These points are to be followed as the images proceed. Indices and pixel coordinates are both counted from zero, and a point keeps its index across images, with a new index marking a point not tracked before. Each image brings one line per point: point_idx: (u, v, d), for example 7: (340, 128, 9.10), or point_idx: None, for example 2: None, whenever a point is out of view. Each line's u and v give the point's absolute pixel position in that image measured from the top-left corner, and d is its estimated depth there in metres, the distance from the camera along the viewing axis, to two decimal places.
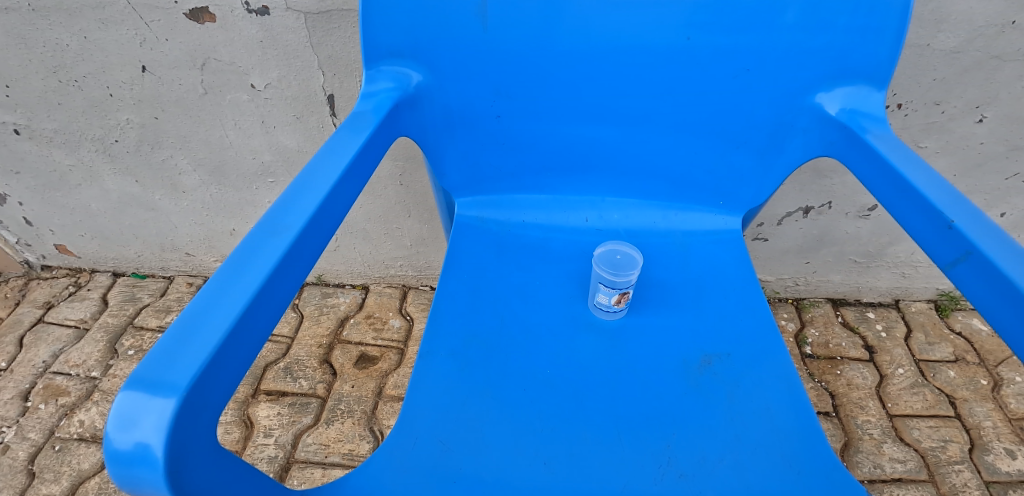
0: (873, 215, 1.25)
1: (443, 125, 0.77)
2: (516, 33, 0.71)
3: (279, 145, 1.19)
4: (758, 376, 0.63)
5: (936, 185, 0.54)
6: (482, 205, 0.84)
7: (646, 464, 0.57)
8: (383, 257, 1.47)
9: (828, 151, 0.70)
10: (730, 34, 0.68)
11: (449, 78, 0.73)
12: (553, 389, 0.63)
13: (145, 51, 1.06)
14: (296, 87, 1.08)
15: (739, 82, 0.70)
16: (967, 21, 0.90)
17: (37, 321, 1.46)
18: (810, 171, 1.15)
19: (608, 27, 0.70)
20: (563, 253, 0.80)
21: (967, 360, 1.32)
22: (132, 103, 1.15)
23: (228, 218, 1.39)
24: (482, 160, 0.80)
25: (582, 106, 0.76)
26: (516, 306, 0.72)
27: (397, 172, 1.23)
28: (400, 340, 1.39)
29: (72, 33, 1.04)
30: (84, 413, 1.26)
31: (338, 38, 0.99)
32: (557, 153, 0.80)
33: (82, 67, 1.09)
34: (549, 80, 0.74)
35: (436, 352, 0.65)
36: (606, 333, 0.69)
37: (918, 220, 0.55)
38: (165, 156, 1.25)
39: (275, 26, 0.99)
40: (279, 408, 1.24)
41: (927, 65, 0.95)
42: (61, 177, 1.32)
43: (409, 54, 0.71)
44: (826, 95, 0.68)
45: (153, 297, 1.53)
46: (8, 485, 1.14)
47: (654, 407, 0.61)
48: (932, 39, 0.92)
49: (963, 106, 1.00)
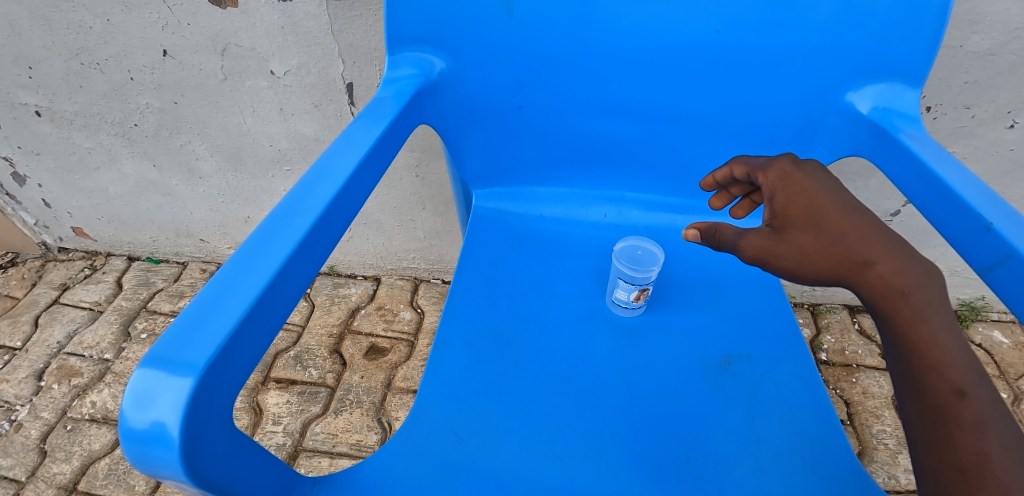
0: (896, 221, 1.22)
1: (464, 114, 0.76)
2: (541, 20, 0.69)
3: (296, 133, 1.19)
4: (780, 378, 0.62)
5: (972, 185, 0.53)
6: (500, 197, 0.84)
7: (662, 464, 0.56)
8: (395, 249, 1.46)
9: (857, 150, 0.68)
10: (761, 30, 0.66)
11: (472, 65, 0.72)
12: (569, 385, 0.62)
13: (167, 35, 1.06)
14: (315, 74, 1.07)
15: (769, 78, 0.69)
16: (1003, 22, 0.87)
17: (53, 302, 1.48)
18: (833, 173, 1.13)
19: (635, 17, 0.68)
20: (581, 248, 0.79)
21: (987, 372, 1.29)
22: (152, 87, 1.15)
23: (243, 205, 1.39)
24: (503, 151, 0.80)
25: (605, 98, 0.75)
26: (532, 299, 0.71)
27: (413, 162, 1.22)
28: (410, 332, 1.39)
29: (96, 15, 1.04)
30: (95, 394, 1.27)
31: (359, 26, 0.98)
32: (576, 146, 0.79)
33: (104, 50, 1.10)
34: (570, 68, 0.73)
35: (450, 343, 0.64)
36: (623, 329, 0.68)
37: (952, 223, 0.53)
38: (183, 141, 1.25)
39: (296, 12, 0.99)
40: (288, 396, 1.25)
41: (959, 67, 0.93)
42: (81, 159, 1.33)
43: (432, 40, 0.70)
44: (857, 93, 0.67)
45: (166, 282, 1.54)
46: (20, 463, 1.16)
47: (671, 406, 0.60)
48: (965, 40, 0.90)
49: (994, 111, 0.98)
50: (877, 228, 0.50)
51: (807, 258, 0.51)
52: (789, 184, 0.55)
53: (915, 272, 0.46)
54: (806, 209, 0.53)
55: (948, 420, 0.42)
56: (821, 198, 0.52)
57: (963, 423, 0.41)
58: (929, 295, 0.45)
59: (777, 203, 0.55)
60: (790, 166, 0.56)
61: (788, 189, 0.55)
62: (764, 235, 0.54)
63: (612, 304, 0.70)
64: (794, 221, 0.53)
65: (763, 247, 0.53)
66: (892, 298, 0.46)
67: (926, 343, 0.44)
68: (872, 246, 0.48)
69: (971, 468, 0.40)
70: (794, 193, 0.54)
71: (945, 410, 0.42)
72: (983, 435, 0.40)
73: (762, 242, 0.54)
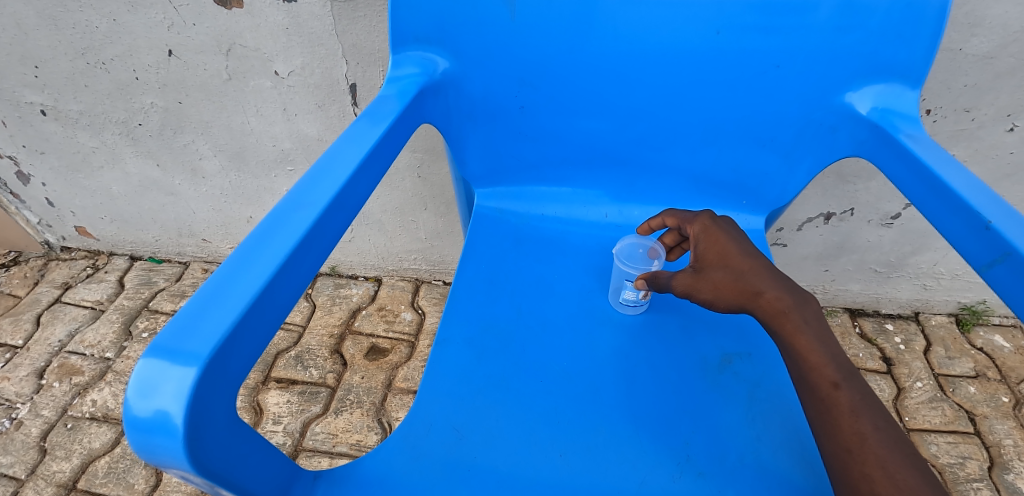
0: (896, 224, 1.22)
1: (467, 113, 0.77)
2: (544, 20, 0.70)
3: (299, 133, 1.19)
4: (780, 377, 0.62)
5: (971, 185, 0.53)
6: (502, 196, 0.84)
7: (662, 462, 0.56)
8: (397, 250, 1.47)
9: (858, 150, 0.68)
10: (762, 30, 0.67)
11: (475, 65, 0.73)
12: (569, 382, 0.62)
13: (173, 35, 1.06)
14: (319, 75, 1.08)
15: (769, 78, 0.69)
16: (1002, 25, 0.88)
17: (54, 301, 1.48)
18: (833, 175, 1.13)
19: (637, 17, 0.69)
20: (582, 248, 0.79)
21: (988, 376, 1.29)
22: (157, 87, 1.16)
23: (246, 205, 1.40)
24: (504, 150, 0.80)
25: (606, 98, 0.75)
26: (533, 297, 0.71)
27: (415, 163, 1.23)
28: (411, 333, 1.39)
29: (102, 15, 1.05)
30: (96, 393, 1.27)
31: (363, 27, 0.99)
32: (578, 146, 0.80)
33: (110, 49, 1.10)
34: (572, 67, 0.73)
35: (452, 340, 0.65)
36: (621, 328, 0.68)
37: (951, 221, 0.53)
38: (187, 140, 1.26)
39: (301, 13, 1.00)
40: (288, 396, 1.25)
41: (959, 70, 0.93)
42: (85, 158, 1.34)
43: (436, 40, 0.70)
44: (856, 94, 0.67)
45: (168, 282, 1.54)
46: (20, 460, 1.16)
47: (671, 403, 0.60)
48: (965, 44, 0.90)
49: (993, 114, 0.98)
50: (771, 268, 0.57)
51: (721, 292, 0.58)
52: (709, 234, 0.62)
53: (797, 298, 0.53)
54: (720, 254, 0.60)
55: (831, 408, 0.47)
56: (730, 245, 0.60)
57: (843, 409, 0.47)
58: (808, 314, 0.52)
59: (700, 249, 0.62)
60: (711, 218, 0.64)
61: (708, 236, 0.62)
62: (688, 276, 0.61)
63: (618, 303, 0.71)
64: (710, 264, 0.60)
65: (687, 284, 0.61)
66: (778, 317, 0.53)
67: (806, 349, 0.50)
68: (765, 279, 0.55)
69: (855, 447, 0.45)
70: (709, 242, 0.62)
71: (826, 401, 0.48)
72: (860, 418, 0.46)
73: (686, 280, 0.61)
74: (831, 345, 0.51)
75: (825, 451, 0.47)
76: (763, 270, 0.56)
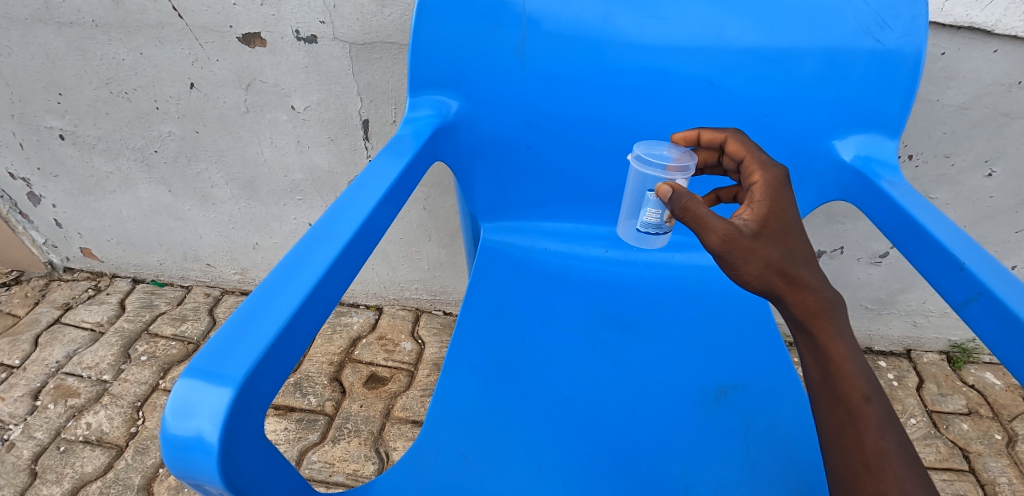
0: (885, 262, 1.27)
1: (477, 151, 0.81)
2: (551, 68, 0.75)
3: (311, 165, 1.24)
4: (774, 408, 0.64)
5: (948, 229, 0.57)
6: (507, 230, 0.88)
7: (661, 490, 0.58)
8: (400, 279, 1.50)
9: (843, 194, 0.73)
10: (752, 82, 0.72)
11: (486, 108, 0.78)
12: (572, 411, 0.64)
13: (195, 69, 1.12)
14: (333, 110, 1.13)
15: (760, 126, 0.74)
16: (976, 79, 0.94)
17: (54, 322, 1.49)
18: (822, 215, 1.19)
19: (637, 67, 0.74)
20: (584, 281, 0.82)
21: (980, 413, 1.31)
22: (175, 116, 1.20)
23: (253, 232, 1.43)
24: (511, 187, 0.85)
25: (608, 140, 0.80)
26: (537, 328, 0.74)
27: (422, 196, 1.27)
28: (411, 362, 1.41)
29: (129, 49, 1.11)
30: (92, 416, 1.27)
31: (378, 67, 1.05)
32: (581, 184, 0.84)
33: (134, 80, 1.15)
34: (575, 111, 0.78)
35: (459, 368, 0.67)
36: (622, 359, 0.71)
37: (930, 262, 0.57)
38: (200, 168, 1.30)
39: (321, 53, 1.05)
40: (286, 423, 1.25)
41: (937, 119, 0.99)
42: (98, 182, 1.38)
43: (450, 84, 0.76)
44: (841, 142, 0.72)
45: (170, 305, 1.56)
46: (10, 483, 1.15)
47: (669, 433, 0.63)
48: (941, 95, 0.96)
49: (972, 160, 1.04)
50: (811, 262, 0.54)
51: (768, 274, 0.53)
52: (774, 193, 0.57)
53: (835, 302, 0.53)
54: (781, 228, 0.55)
55: (858, 420, 0.48)
56: (794, 227, 0.55)
57: (869, 424, 0.47)
58: (842, 320, 0.52)
59: (762, 212, 0.55)
60: (782, 182, 0.59)
61: (772, 193, 0.57)
62: (746, 237, 0.53)
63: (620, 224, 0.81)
64: (771, 235, 0.54)
65: (745, 247, 0.53)
66: (819, 317, 0.52)
67: (841, 357, 0.50)
68: (813, 274, 0.53)
69: (874, 464, 0.46)
70: (778, 211, 0.56)
71: (854, 411, 0.48)
72: (885, 435, 0.47)
73: (745, 244, 0.53)
74: (861, 354, 0.51)
75: (842, 465, 0.48)
76: (812, 264, 0.54)
